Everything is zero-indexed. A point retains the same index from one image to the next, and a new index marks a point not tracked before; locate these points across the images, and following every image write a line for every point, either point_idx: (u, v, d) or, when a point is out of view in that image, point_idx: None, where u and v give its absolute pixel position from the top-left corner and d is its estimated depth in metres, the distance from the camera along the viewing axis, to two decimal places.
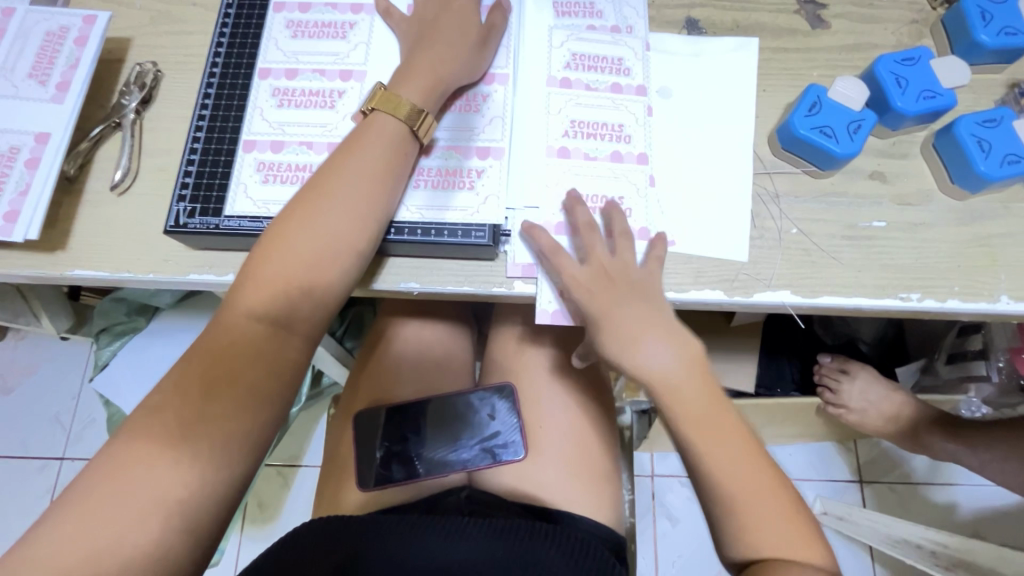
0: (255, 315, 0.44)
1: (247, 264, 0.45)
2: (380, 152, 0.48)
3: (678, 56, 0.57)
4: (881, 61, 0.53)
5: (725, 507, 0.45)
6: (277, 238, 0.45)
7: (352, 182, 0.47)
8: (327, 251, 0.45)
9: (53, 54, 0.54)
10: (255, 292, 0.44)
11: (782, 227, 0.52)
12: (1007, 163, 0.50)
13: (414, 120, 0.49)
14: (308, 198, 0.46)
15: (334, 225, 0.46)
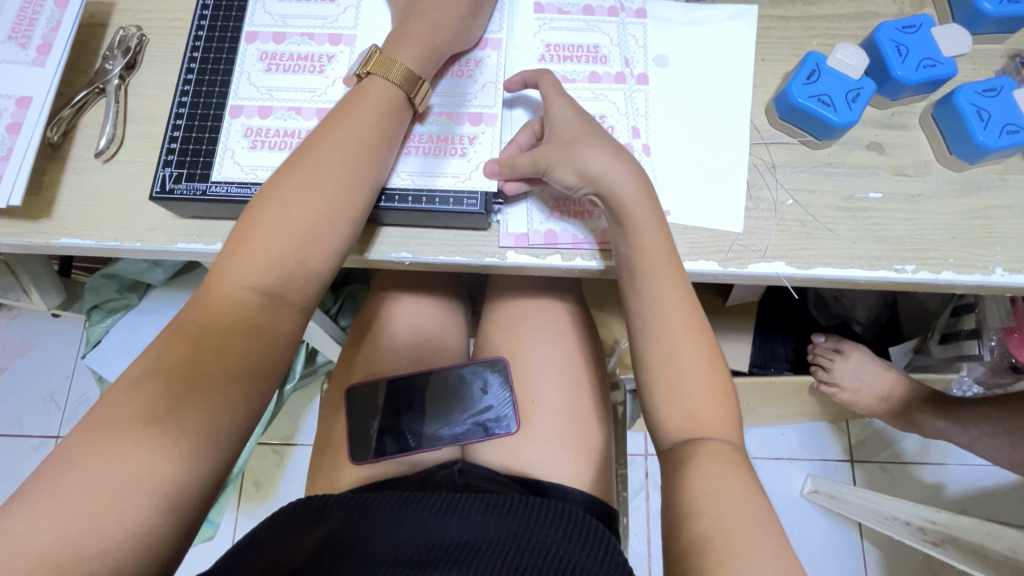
0: (246, 282, 0.43)
1: (238, 228, 0.45)
2: (375, 119, 0.47)
3: (674, 24, 0.56)
4: (882, 28, 0.52)
5: None
6: (269, 202, 0.45)
7: (345, 148, 0.46)
8: (318, 217, 0.45)
9: (33, 17, 0.53)
10: (246, 259, 0.43)
11: (777, 198, 0.52)
12: (1006, 133, 0.49)
13: (412, 86, 0.49)
14: (300, 162, 0.46)
15: (325, 191, 0.45)
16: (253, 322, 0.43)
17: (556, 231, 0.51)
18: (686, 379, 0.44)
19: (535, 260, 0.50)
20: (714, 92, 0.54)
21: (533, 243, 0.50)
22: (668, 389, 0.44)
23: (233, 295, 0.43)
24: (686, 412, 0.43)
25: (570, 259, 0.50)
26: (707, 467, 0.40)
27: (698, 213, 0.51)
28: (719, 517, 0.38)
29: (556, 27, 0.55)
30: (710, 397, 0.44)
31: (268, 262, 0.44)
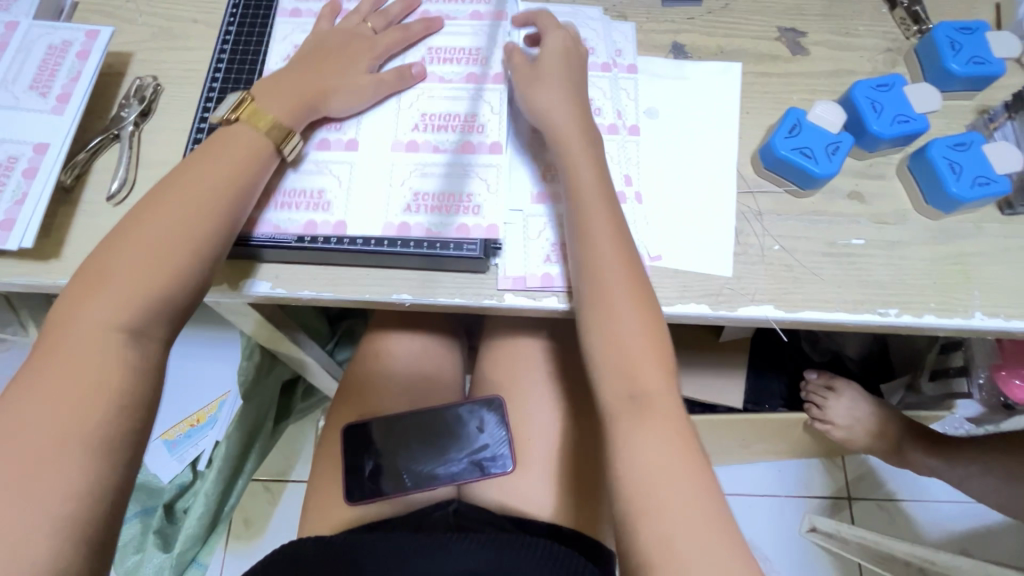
0: (98, 316, 0.42)
1: (83, 269, 0.44)
2: (251, 156, 0.49)
3: (665, 80, 0.60)
4: (857, 86, 0.55)
5: (637, 504, 0.42)
6: (123, 230, 0.44)
7: (225, 158, 0.48)
8: (154, 253, 0.43)
9: (55, 67, 0.55)
10: (99, 299, 0.42)
11: (764, 243, 0.54)
12: (977, 185, 0.52)
13: (282, 136, 0.51)
14: (151, 205, 0.45)
15: (168, 226, 0.44)
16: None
17: (552, 273, 0.52)
18: (684, 515, 0.41)
19: (530, 302, 0.52)
20: (702, 142, 0.57)
21: (530, 285, 0.52)
22: (603, 311, 0.48)
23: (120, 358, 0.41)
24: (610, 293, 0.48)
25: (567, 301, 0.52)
26: (657, 455, 0.43)
27: (687, 259, 0.53)
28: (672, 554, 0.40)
29: None
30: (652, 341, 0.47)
31: (121, 302, 0.42)
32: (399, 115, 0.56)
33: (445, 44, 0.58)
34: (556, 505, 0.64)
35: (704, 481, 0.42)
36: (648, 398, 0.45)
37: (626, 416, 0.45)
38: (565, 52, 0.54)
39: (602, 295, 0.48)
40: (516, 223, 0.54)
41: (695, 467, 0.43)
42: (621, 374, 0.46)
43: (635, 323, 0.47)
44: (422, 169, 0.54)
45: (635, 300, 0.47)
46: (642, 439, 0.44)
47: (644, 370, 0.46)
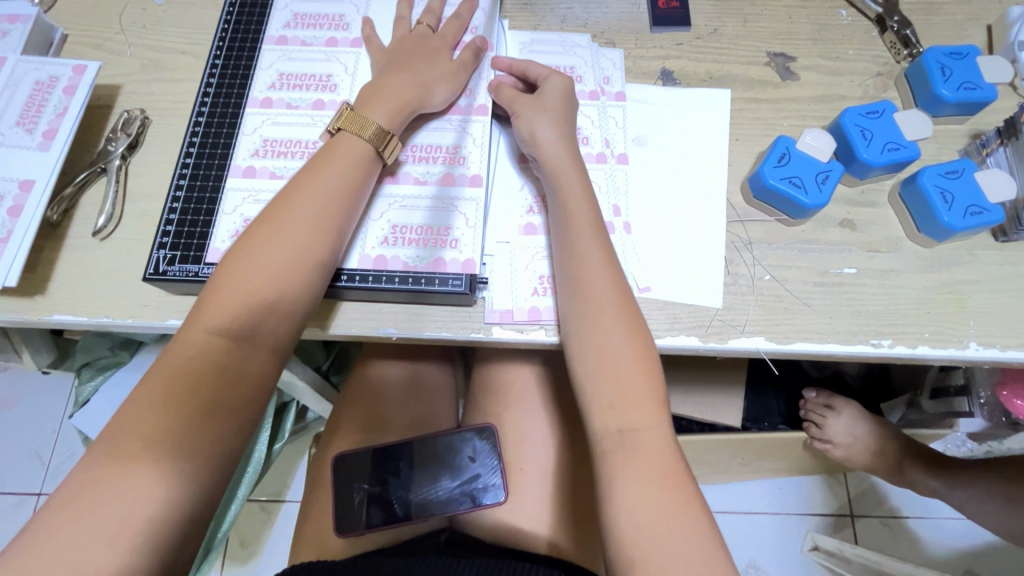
0: (213, 326, 0.42)
1: (211, 279, 0.44)
2: (362, 161, 0.49)
3: (655, 107, 0.59)
4: (846, 114, 0.55)
5: (626, 549, 0.41)
6: (248, 239, 0.45)
7: (342, 167, 0.48)
8: (288, 263, 0.44)
9: (42, 103, 0.55)
10: (216, 307, 0.42)
11: (755, 273, 0.53)
12: (970, 214, 0.52)
13: (381, 140, 0.50)
14: (271, 213, 0.46)
15: (297, 235, 0.45)
16: (242, 382, 0.42)
17: (538, 306, 0.52)
18: (671, 559, 0.39)
19: (518, 335, 0.51)
20: (692, 171, 0.57)
21: (517, 319, 0.51)
22: (594, 344, 0.47)
23: (221, 365, 0.41)
24: (598, 327, 0.47)
25: (555, 335, 0.51)
26: (645, 494, 0.42)
27: (676, 289, 0.53)
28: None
29: None
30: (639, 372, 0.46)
31: (238, 311, 0.43)
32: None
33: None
34: (549, 536, 0.63)
35: (692, 525, 0.41)
36: (636, 436, 0.44)
37: (614, 453, 0.44)
38: (567, 89, 0.55)
39: (593, 331, 0.47)
40: (502, 256, 0.53)
41: (680, 503, 0.42)
42: (610, 408, 0.45)
43: (622, 356, 0.46)
44: (409, 204, 0.53)
45: (630, 332, 0.47)
46: (632, 479, 0.43)
47: (636, 406, 0.45)
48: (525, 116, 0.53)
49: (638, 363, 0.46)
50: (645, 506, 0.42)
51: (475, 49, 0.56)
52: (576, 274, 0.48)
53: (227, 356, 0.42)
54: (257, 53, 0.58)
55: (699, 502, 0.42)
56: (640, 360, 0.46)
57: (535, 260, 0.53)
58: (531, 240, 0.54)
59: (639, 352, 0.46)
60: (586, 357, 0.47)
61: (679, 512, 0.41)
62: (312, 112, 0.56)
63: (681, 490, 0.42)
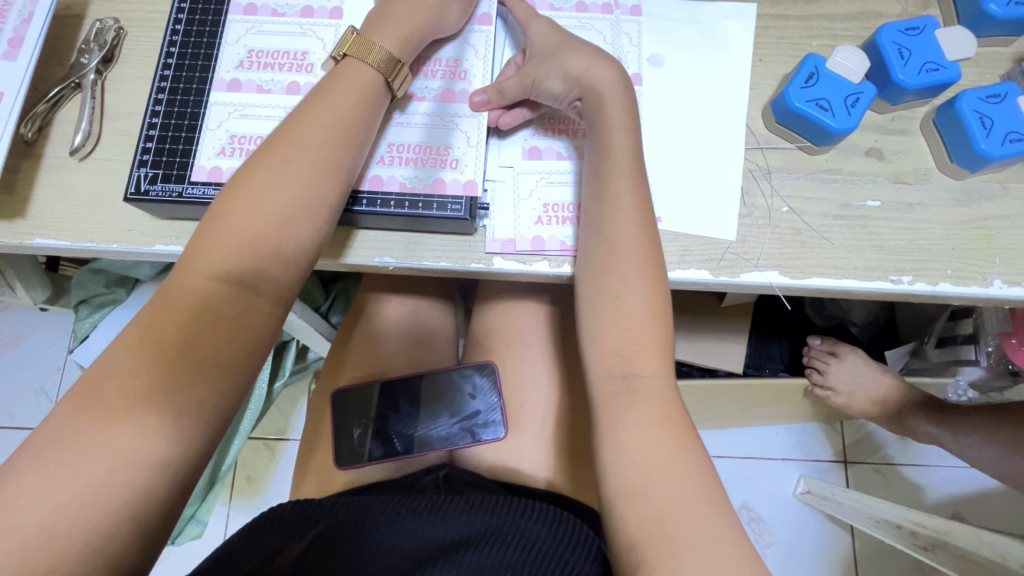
0: (214, 268, 0.40)
1: (208, 216, 0.41)
2: (369, 92, 0.45)
3: (672, 23, 0.54)
4: (883, 30, 0.50)
5: (621, 487, 0.40)
6: (250, 170, 0.42)
7: (348, 97, 0.44)
8: (296, 198, 0.41)
9: (5, 8, 0.51)
10: (216, 247, 0.40)
11: (772, 205, 0.50)
12: (1009, 141, 0.48)
13: (390, 70, 0.46)
14: (271, 146, 0.42)
15: (302, 169, 0.42)
16: (229, 311, 0.40)
17: (542, 236, 0.49)
18: (668, 499, 0.38)
19: (521, 266, 0.49)
20: (710, 95, 0.53)
21: (519, 249, 0.49)
22: (609, 286, 0.45)
23: (222, 312, 0.39)
24: (613, 270, 0.45)
25: (559, 266, 0.49)
26: (647, 437, 0.41)
27: (686, 219, 0.50)
28: (676, 535, 0.37)
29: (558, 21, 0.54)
30: (650, 318, 0.44)
31: (242, 248, 0.40)
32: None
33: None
34: (549, 472, 0.63)
35: (691, 466, 0.40)
36: (640, 381, 0.43)
37: (617, 399, 0.43)
38: None
39: (607, 278, 0.45)
40: (504, 180, 0.50)
41: (683, 449, 0.41)
42: (616, 355, 0.44)
43: (637, 299, 0.44)
44: (411, 124, 0.49)
45: (645, 277, 0.44)
46: (631, 425, 0.42)
47: (645, 354, 0.43)
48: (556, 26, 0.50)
49: (653, 308, 0.44)
50: (646, 451, 0.40)
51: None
52: (600, 213, 0.46)
53: (229, 301, 0.40)
54: None
55: (701, 450, 0.41)
56: (659, 306, 0.44)
57: (539, 188, 0.50)
58: (536, 166, 0.51)
59: (655, 296, 0.44)
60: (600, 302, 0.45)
61: (680, 459, 0.40)
62: (299, 20, 0.51)
63: (683, 438, 0.41)
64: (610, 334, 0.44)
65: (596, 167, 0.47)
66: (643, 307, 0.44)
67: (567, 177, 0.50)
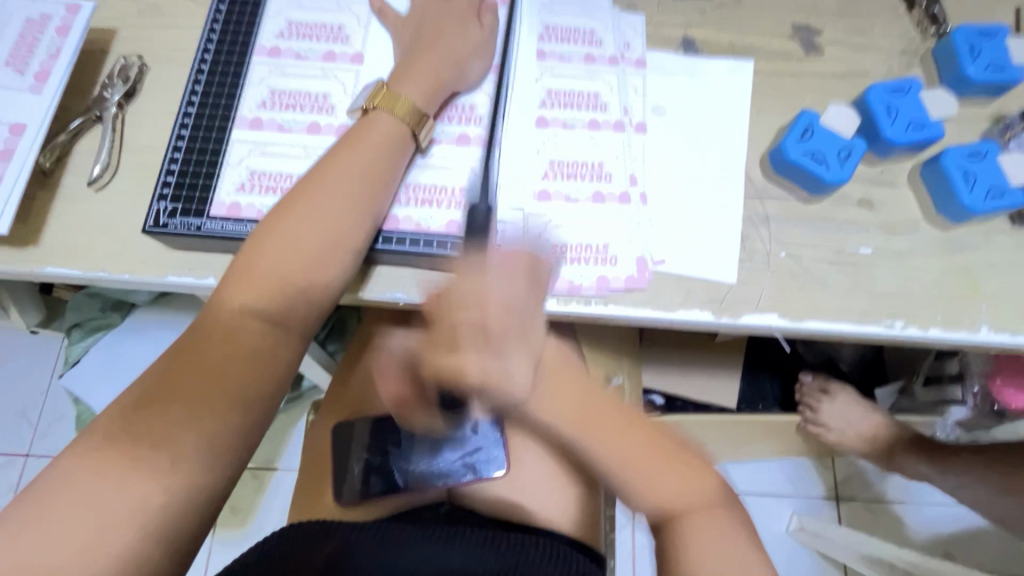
0: (245, 304, 0.41)
1: (242, 254, 0.43)
2: (399, 144, 0.49)
3: (675, 76, 0.57)
4: (872, 90, 0.54)
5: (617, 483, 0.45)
6: (282, 213, 0.44)
7: (379, 148, 0.48)
8: (328, 242, 0.44)
9: (33, 43, 0.52)
10: (248, 284, 0.42)
11: (771, 250, 0.52)
12: (991, 196, 0.51)
13: (414, 120, 0.50)
14: (302, 190, 0.45)
15: (332, 213, 0.44)
16: (244, 350, 0.40)
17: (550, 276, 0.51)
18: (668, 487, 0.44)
19: None
20: (710, 143, 0.56)
21: None
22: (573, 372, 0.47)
23: (252, 349, 0.41)
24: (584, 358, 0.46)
25: (566, 305, 0.50)
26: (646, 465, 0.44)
27: (689, 262, 0.52)
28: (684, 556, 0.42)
29: (568, 69, 0.57)
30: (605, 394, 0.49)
31: (272, 288, 0.42)
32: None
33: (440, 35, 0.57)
34: (549, 509, 0.63)
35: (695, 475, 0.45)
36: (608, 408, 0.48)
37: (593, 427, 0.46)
38: None
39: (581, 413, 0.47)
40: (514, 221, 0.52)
41: (687, 472, 0.45)
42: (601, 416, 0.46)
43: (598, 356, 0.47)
44: (426, 165, 0.52)
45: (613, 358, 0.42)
46: (636, 470, 0.45)
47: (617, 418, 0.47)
48: None
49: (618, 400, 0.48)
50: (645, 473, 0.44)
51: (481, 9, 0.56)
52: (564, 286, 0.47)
53: (259, 338, 0.42)
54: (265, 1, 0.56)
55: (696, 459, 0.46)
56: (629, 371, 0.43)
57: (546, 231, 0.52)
58: (545, 208, 0.53)
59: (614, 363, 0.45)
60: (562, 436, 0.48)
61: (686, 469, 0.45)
62: (321, 62, 0.54)
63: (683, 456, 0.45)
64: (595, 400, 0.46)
65: None
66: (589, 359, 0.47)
67: (574, 219, 0.52)
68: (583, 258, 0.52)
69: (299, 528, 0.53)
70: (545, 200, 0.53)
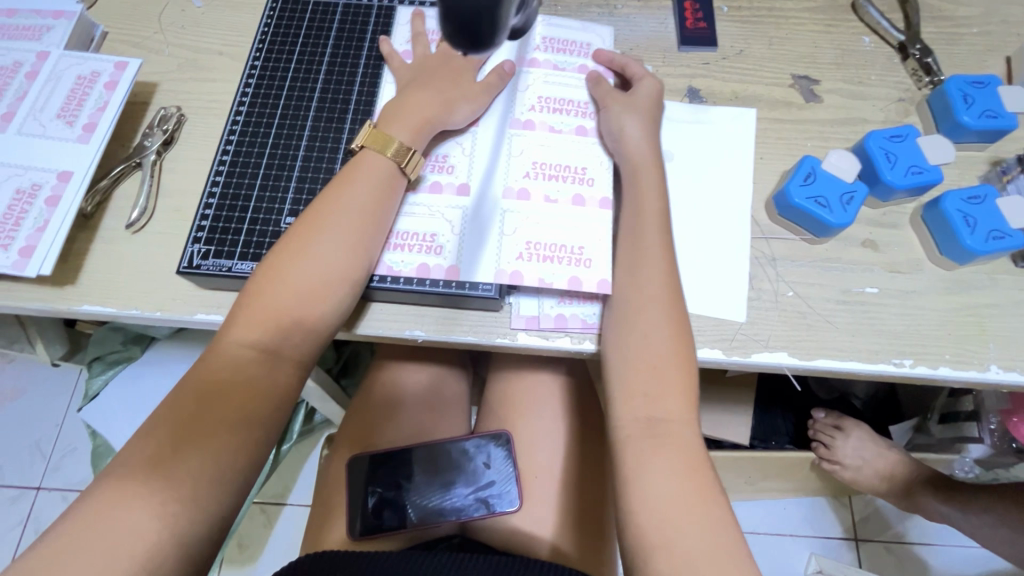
0: (245, 341, 0.44)
1: (243, 294, 0.46)
2: (388, 179, 0.51)
3: (681, 123, 0.60)
4: (871, 137, 0.56)
5: (639, 500, 0.42)
6: (277, 255, 0.47)
7: (368, 185, 0.50)
8: (317, 280, 0.46)
9: (82, 97, 0.56)
10: (247, 324, 0.44)
11: (778, 289, 0.54)
12: (991, 239, 0.52)
13: (402, 157, 0.51)
14: (297, 233, 0.47)
15: (323, 250, 0.46)
16: (262, 385, 0.43)
17: (564, 315, 0.52)
18: (690, 527, 0.40)
19: (544, 342, 0.52)
20: (717, 186, 0.58)
21: (543, 325, 0.52)
22: (639, 351, 0.47)
23: (274, 380, 0.44)
24: (645, 337, 0.47)
25: (580, 342, 0.52)
26: (670, 485, 0.42)
27: (700, 302, 0.53)
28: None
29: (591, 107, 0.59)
30: (677, 391, 0.46)
31: (269, 324, 0.44)
32: (507, 163, 0.56)
33: (557, 93, 0.59)
34: (564, 547, 0.63)
35: (716, 516, 0.41)
36: (666, 425, 0.45)
37: (640, 438, 0.45)
38: (656, 100, 0.57)
39: (635, 314, 0.48)
40: (545, 254, 0.53)
41: (713, 514, 0.41)
42: (652, 404, 0.46)
43: (663, 341, 0.47)
44: (550, 223, 0.54)
45: (668, 321, 0.48)
46: (665, 491, 0.42)
47: (671, 396, 0.46)
48: (613, 111, 0.56)
49: (682, 401, 0.46)
50: (669, 494, 0.42)
51: (595, 78, 0.59)
52: (634, 280, 0.50)
53: (258, 367, 0.43)
54: (297, 58, 0.60)
55: (722, 501, 0.42)
56: (683, 355, 0.47)
57: (575, 266, 0.52)
58: (578, 242, 0.53)
59: (678, 351, 0.47)
60: (628, 341, 0.48)
61: (707, 507, 0.41)
62: (349, 116, 0.57)
63: (707, 489, 0.42)
64: (657, 380, 0.46)
65: (630, 227, 0.51)
66: (660, 347, 0.47)
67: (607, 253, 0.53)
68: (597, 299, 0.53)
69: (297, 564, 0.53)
70: (579, 233, 0.54)
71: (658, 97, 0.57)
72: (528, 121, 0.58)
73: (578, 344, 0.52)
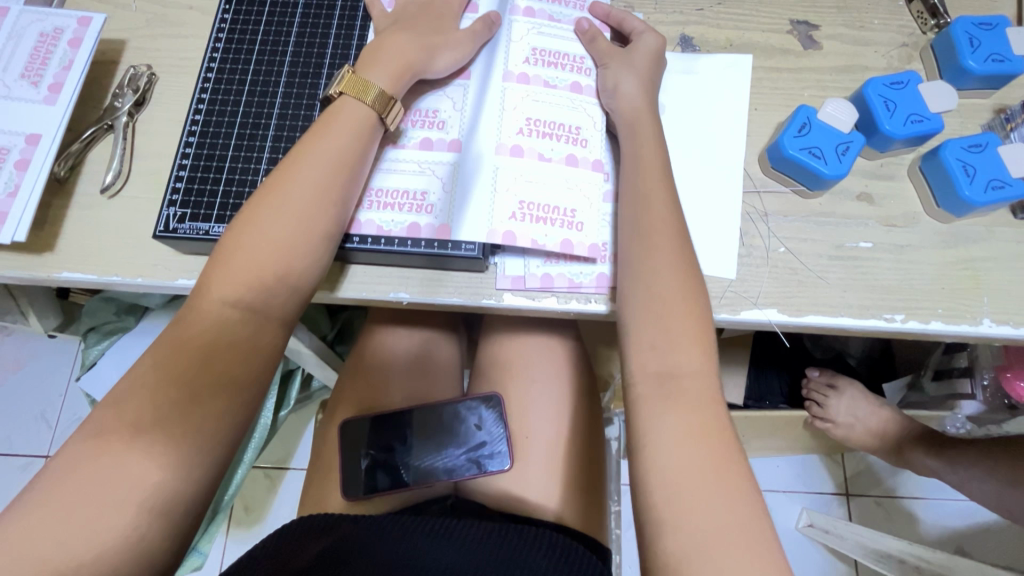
0: (226, 297, 0.43)
1: (221, 248, 0.45)
2: (364, 130, 0.49)
3: (672, 74, 0.58)
4: (870, 84, 0.54)
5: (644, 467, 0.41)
6: (254, 208, 0.45)
7: (345, 135, 0.48)
8: (295, 233, 0.45)
9: (46, 56, 0.54)
10: (227, 279, 0.43)
11: (770, 245, 0.53)
12: (991, 188, 0.51)
13: (383, 106, 0.49)
14: (274, 185, 0.46)
15: (300, 202, 0.45)
16: (242, 350, 0.43)
17: (551, 275, 0.52)
18: (705, 494, 0.39)
19: (530, 302, 0.51)
20: (709, 140, 0.56)
21: (529, 285, 0.51)
22: (647, 306, 0.46)
23: (254, 343, 0.43)
24: (652, 290, 0.46)
25: (566, 302, 0.51)
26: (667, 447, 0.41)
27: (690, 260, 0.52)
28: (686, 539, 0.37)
29: (583, 59, 0.56)
30: (692, 345, 0.44)
31: (249, 279, 0.43)
32: (499, 119, 0.54)
33: (551, 46, 0.56)
34: (554, 503, 0.64)
35: (733, 482, 0.39)
36: (679, 381, 0.43)
37: (656, 398, 0.43)
38: (656, 57, 0.54)
39: (640, 269, 0.47)
40: (535, 214, 0.51)
41: (728, 481, 0.39)
42: (659, 358, 0.44)
43: (672, 295, 0.45)
44: (541, 181, 0.52)
45: (680, 275, 0.46)
46: (677, 456, 0.40)
47: (684, 351, 0.44)
48: (610, 70, 0.54)
49: (696, 356, 0.44)
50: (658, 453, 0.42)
51: (588, 34, 0.56)
52: (642, 233, 0.48)
53: (238, 327, 0.43)
54: (267, 11, 0.57)
55: (744, 468, 0.40)
56: (688, 305, 0.45)
57: (568, 228, 0.51)
58: (569, 202, 0.52)
59: (688, 305, 0.45)
60: (634, 295, 0.47)
61: (722, 473, 0.39)
62: (324, 72, 0.55)
63: (717, 452, 0.41)
64: (657, 334, 0.45)
65: (631, 183, 0.50)
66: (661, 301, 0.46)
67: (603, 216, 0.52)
68: (585, 258, 0.52)
69: (304, 522, 0.54)
70: (570, 193, 0.52)
71: (658, 52, 0.55)
72: (523, 74, 0.55)
73: (568, 304, 0.51)
